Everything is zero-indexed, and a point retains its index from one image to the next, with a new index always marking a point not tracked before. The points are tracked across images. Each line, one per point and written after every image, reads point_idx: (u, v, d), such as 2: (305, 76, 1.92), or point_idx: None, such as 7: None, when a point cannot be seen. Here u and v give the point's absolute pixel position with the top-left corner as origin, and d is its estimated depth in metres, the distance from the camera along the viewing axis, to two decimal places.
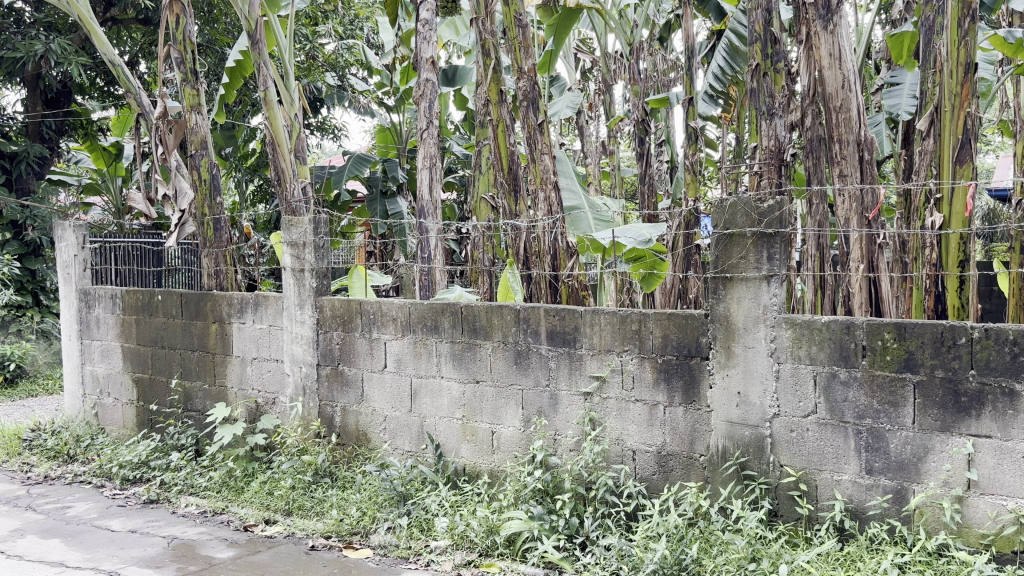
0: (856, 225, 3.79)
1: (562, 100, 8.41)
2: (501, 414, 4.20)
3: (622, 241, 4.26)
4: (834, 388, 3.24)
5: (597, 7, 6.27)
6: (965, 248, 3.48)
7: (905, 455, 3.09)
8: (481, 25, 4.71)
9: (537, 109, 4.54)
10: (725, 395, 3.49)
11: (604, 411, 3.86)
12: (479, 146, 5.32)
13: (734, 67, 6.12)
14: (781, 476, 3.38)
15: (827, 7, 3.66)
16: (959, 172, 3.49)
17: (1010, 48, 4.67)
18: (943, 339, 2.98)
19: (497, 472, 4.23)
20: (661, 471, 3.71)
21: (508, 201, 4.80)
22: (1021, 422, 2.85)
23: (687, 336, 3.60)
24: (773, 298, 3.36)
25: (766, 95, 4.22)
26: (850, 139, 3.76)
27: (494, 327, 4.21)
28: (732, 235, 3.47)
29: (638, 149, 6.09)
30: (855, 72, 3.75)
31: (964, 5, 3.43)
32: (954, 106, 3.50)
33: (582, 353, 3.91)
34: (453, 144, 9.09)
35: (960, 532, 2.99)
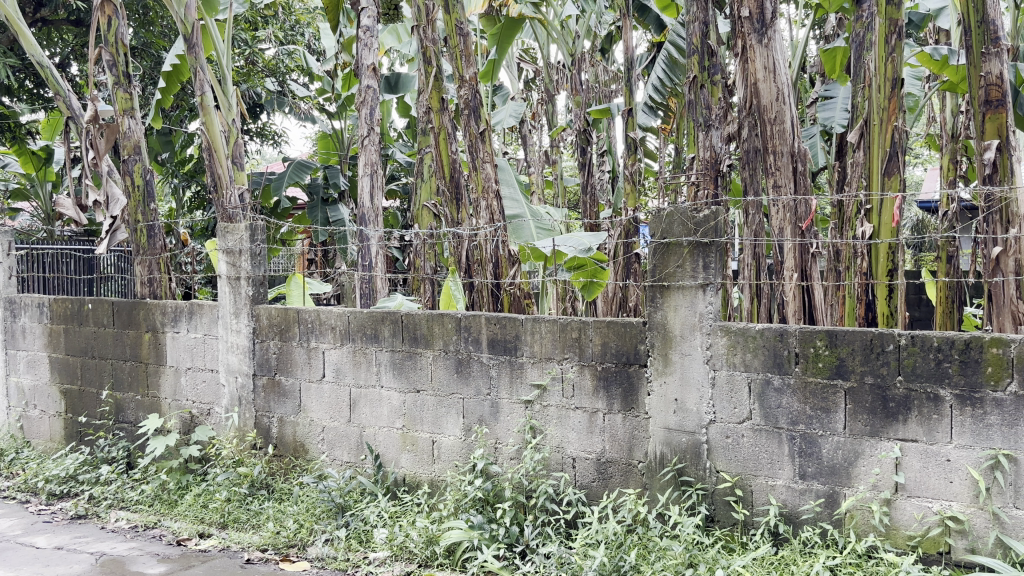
0: (790, 235, 3.87)
1: (505, 110, 8.44)
2: (442, 423, 4.19)
3: (564, 249, 4.30)
4: (767, 394, 3.30)
5: (540, 18, 6.30)
6: (893, 257, 3.58)
7: (837, 459, 3.16)
8: (422, 33, 4.69)
9: (478, 117, 4.54)
10: (662, 402, 3.53)
11: (544, 419, 3.87)
12: (421, 154, 5.28)
13: (673, 79, 6.21)
14: (717, 481, 3.43)
15: (761, 21, 3.74)
16: (888, 184, 3.59)
17: (936, 65, 4.86)
18: (872, 346, 3.06)
19: (437, 482, 4.20)
20: (600, 478, 3.73)
21: (450, 209, 4.80)
22: (946, 426, 2.94)
23: (625, 344, 3.63)
24: (709, 305, 3.41)
25: (703, 107, 4.31)
26: (783, 150, 3.84)
27: (435, 336, 4.19)
28: (669, 244, 3.51)
29: (580, 159, 6.13)
30: (788, 85, 3.84)
31: (891, 22, 3.55)
32: (883, 120, 3.61)
33: (523, 361, 3.91)
34: (396, 151, 9.06)
35: (888, 534, 3.07)
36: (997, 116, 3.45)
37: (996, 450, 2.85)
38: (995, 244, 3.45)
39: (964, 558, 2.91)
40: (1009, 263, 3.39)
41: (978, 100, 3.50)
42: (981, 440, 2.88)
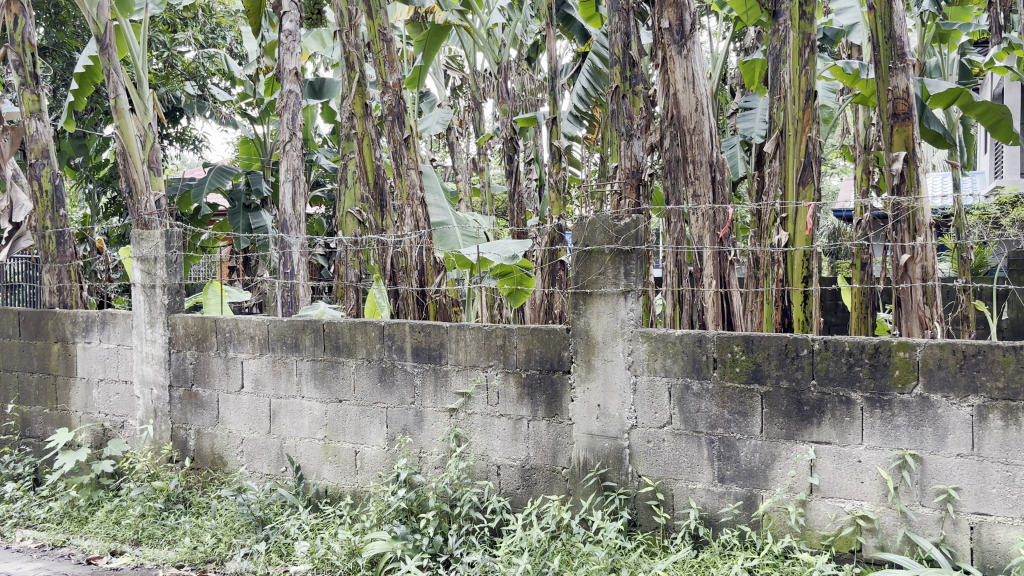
0: (709, 243, 3.95)
1: (432, 116, 8.46)
2: (364, 433, 4.13)
3: (489, 256, 4.25)
4: (687, 399, 3.36)
5: (465, 25, 6.27)
6: (808, 264, 3.71)
7: (754, 462, 3.23)
8: (345, 38, 4.63)
9: (402, 124, 4.49)
10: (585, 408, 3.56)
11: (469, 427, 3.85)
12: (345, 160, 5.21)
13: (597, 89, 6.28)
14: (639, 486, 3.46)
15: (681, 33, 3.82)
16: (802, 193, 3.70)
17: (848, 78, 5.04)
18: (787, 351, 3.14)
19: (360, 493, 4.14)
20: (525, 485, 3.73)
21: (374, 216, 4.74)
22: (857, 427, 3.03)
23: (549, 351, 3.65)
24: (630, 312, 3.46)
25: (625, 117, 4.37)
26: (702, 160, 3.92)
27: (358, 345, 4.13)
28: (591, 252, 3.55)
29: (507, 166, 6.13)
30: (707, 96, 3.91)
31: (804, 36, 3.67)
32: (797, 130, 3.72)
33: (448, 368, 3.89)
34: (320, 157, 8.93)
35: (803, 534, 3.14)
36: (904, 128, 3.57)
37: (904, 450, 2.95)
38: (902, 252, 3.59)
39: (874, 555, 3.00)
40: (916, 269, 3.55)
41: (887, 113, 3.63)
42: (890, 441, 2.98)
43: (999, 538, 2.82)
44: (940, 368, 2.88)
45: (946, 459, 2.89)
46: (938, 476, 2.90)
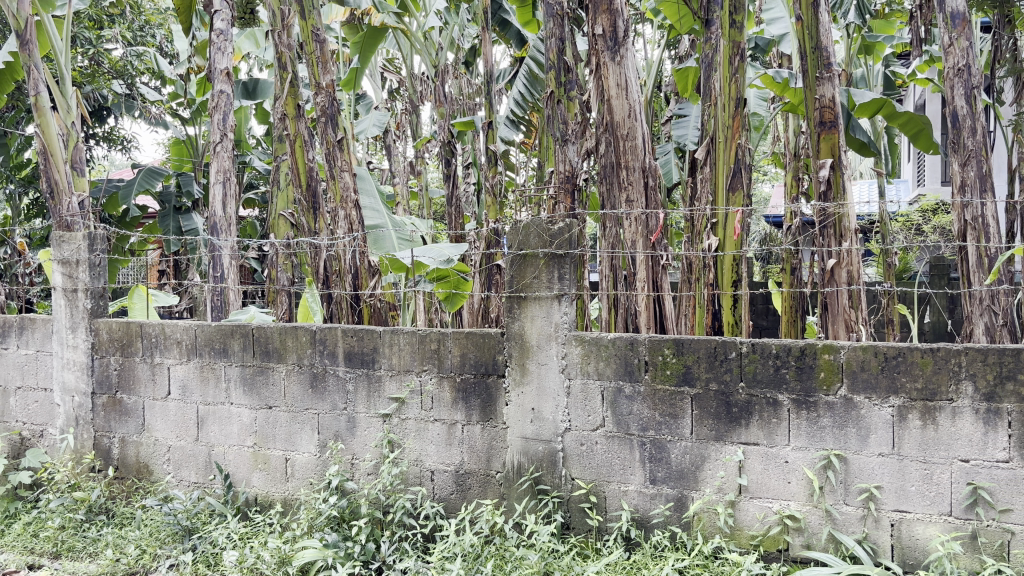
0: (642, 247, 3.98)
1: (368, 119, 8.39)
2: (295, 440, 4.06)
3: (424, 260, 4.20)
4: (619, 402, 3.38)
5: (401, 28, 6.22)
6: (737, 269, 3.77)
7: (685, 463, 3.27)
8: (277, 38, 4.54)
9: (335, 125, 4.43)
10: (520, 411, 3.56)
11: (402, 433, 3.82)
12: (277, 161, 5.13)
13: (534, 94, 6.30)
14: (572, 489, 3.48)
15: (614, 39, 3.87)
16: (732, 199, 3.77)
17: (779, 87, 5.17)
18: (716, 353, 3.19)
19: (291, 500, 4.07)
20: (458, 490, 3.71)
21: (306, 218, 4.65)
22: (783, 429, 3.10)
23: (484, 355, 3.64)
24: (564, 316, 3.47)
25: (560, 122, 4.39)
26: (635, 165, 3.96)
27: (288, 350, 4.07)
28: (525, 255, 3.54)
29: (445, 170, 6.11)
30: (639, 103, 3.96)
31: (734, 45, 3.74)
32: (727, 137, 3.79)
33: (381, 373, 3.85)
34: (254, 159, 8.76)
35: (732, 534, 3.19)
36: (830, 136, 3.68)
37: (828, 450, 3.02)
38: (829, 256, 3.69)
39: (800, 554, 3.06)
40: (843, 274, 3.65)
41: (814, 121, 3.73)
42: (815, 442, 3.05)
43: (918, 534, 2.91)
44: (863, 370, 2.96)
45: (869, 459, 2.97)
46: (861, 475, 2.98)
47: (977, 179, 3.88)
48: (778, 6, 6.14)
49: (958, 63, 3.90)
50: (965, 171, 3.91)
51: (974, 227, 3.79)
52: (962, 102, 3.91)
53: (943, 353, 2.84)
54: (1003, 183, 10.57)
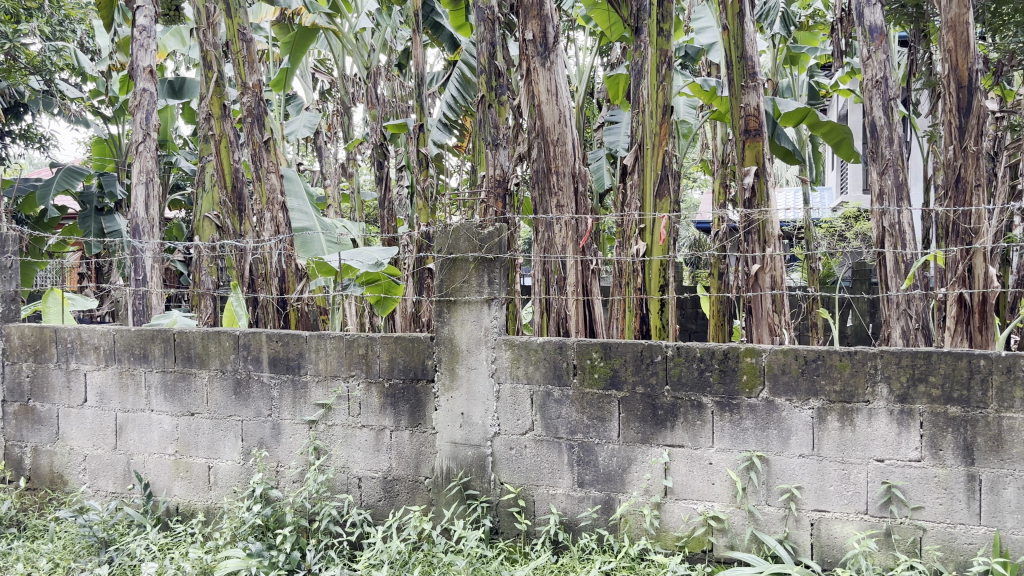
0: (572, 252, 3.99)
1: (299, 119, 8.28)
2: (218, 447, 3.97)
3: (351, 263, 4.12)
4: (548, 405, 3.39)
5: (333, 29, 6.15)
6: (665, 273, 3.82)
7: (612, 466, 3.30)
8: (202, 36, 4.42)
9: (262, 126, 4.35)
10: (449, 416, 3.54)
11: (329, 440, 3.76)
12: (202, 161, 5.01)
13: (466, 97, 6.29)
14: (501, 493, 3.47)
15: (544, 45, 3.88)
16: (659, 205, 3.82)
17: (707, 95, 5.38)
18: (642, 357, 3.23)
19: (213, 509, 3.98)
20: (386, 497, 3.67)
21: (232, 221, 4.57)
22: (708, 431, 3.15)
23: (412, 359, 3.61)
24: (494, 320, 3.47)
25: (491, 126, 4.37)
26: (565, 170, 3.98)
27: (211, 355, 3.97)
28: (455, 260, 3.53)
29: (377, 173, 6.05)
30: (569, 108, 3.99)
31: (661, 53, 3.78)
32: (654, 144, 3.83)
33: (307, 379, 3.79)
34: (180, 159, 8.54)
35: (658, 536, 3.23)
36: (755, 144, 3.75)
37: (751, 452, 3.08)
38: (753, 262, 3.77)
39: (724, 554, 3.12)
40: (766, 279, 3.72)
41: (739, 129, 3.81)
42: (738, 443, 3.11)
43: (836, 532, 2.99)
44: (784, 373, 3.03)
45: (790, 460, 3.04)
46: (782, 476, 3.05)
47: (894, 187, 4.00)
48: (706, 16, 6.29)
49: (876, 75, 4.05)
50: (883, 179, 4.01)
51: (892, 234, 3.93)
52: (880, 113, 4.04)
53: (860, 356, 2.92)
54: (919, 192, 10.98)
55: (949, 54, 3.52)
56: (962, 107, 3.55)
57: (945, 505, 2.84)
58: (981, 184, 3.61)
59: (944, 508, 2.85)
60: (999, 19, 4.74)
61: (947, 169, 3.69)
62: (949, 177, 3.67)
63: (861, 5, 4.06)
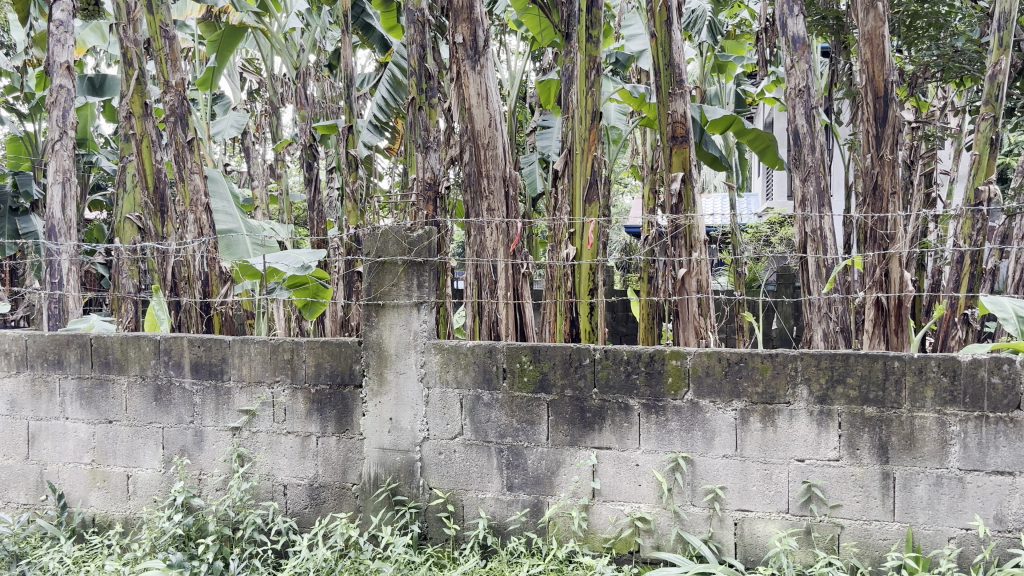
0: (503, 255, 3.97)
1: (226, 119, 8.10)
2: (137, 456, 3.85)
3: (278, 266, 4.04)
4: (477, 409, 3.39)
5: (261, 28, 6.05)
6: (594, 277, 3.85)
7: (541, 469, 3.31)
8: (122, 32, 4.29)
9: (186, 126, 4.24)
10: (377, 422, 3.50)
11: (253, 446, 3.69)
12: (123, 161, 4.86)
13: (397, 100, 6.24)
14: (430, 498, 3.45)
15: (474, 48, 3.88)
16: (588, 210, 3.85)
17: (636, 102, 5.46)
18: (571, 360, 3.25)
19: (132, 520, 3.87)
20: (312, 504, 3.62)
21: (154, 223, 4.45)
22: (634, 433, 3.18)
23: (339, 365, 3.56)
24: (423, 324, 3.45)
25: (422, 129, 4.35)
26: (496, 174, 3.97)
27: (130, 361, 3.86)
28: (384, 263, 3.49)
29: (306, 174, 5.95)
30: (499, 112, 3.98)
31: (590, 59, 3.81)
32: (583, 150, 3.86)
33: (230, 386, 3.71)
34: (100, 159, 8.28)
35: (586, 538, 3.26)
36: (682, 150, 3.81)
37: (676, 453, 3.13)
38: (679, 267, 3.80)
39: (650, 555, 3.16)
40: (692, 283, 3.77)
41: (666, 136, 3.87)
42: (664, 444, 3.15)
43: (759, 531, 3.05)
44: (708, 375, 3.08)
45: (713, 460, 3.09)
46: (707, 476, 3.11)
47: (815, 194, 4.10)
48: (636, 23, 6.38)
49: (800, 85, 4.13)
50: (806, 186, 4.12)
51: (813, 240, 4.02)
52: (803, 121, 4.13)
53: (781, 359, 2.99)
54: (840, 199, 11.34)
55: (867, 66, 3.63)
56: (878, 117, 3.66)
57: (862, 503, 2.93)
58: (896, 192, 3.69)
59: (861, 506, 2.94)
60: (913, 33, 4.91)
61: (865, 176, 3.80)
62: (868, 184, 3.78)
63: (784, 16, 4.17)
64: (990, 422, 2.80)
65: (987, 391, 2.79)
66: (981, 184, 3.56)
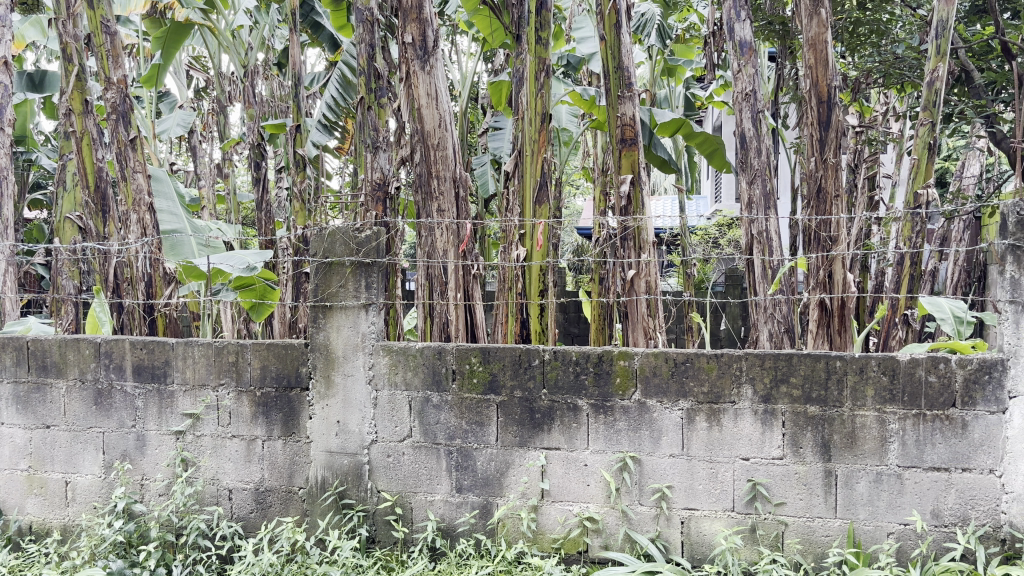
0: (453, 256, 3.95)
1: (171, 118, 7.95)
2: (77, 461, 3.76)
3: (223, 267, 3.97)
4: (426, 411, 3.37)
5: (208, 24, 5.97)
6: (544, 278, 3.87)
7: (490, 471, 3.31)
8: (62, 27, 4.18)
9: (128, 123, 4.15)
10: (324, 425, 3.46)
11: (197, 450, 3.63)
12: (63, 159, 4.73)
13: (347, 99, 6.19)
14: (378, 501, 3.43)
15: (423, 49, 3.85)
16: (539, 211, 3.86)
17: (586, 104, 5.48)
18: (521, 361, 3.25)
19: (71, 527, 3.77)
20: (259, 509, 3.57)
21: (94, 222, 4.35)
22: (583, 433, 3.20)
23: (286, 367, 3.51)
24: (371, 325, 3.42)
25: (371, 129, 4.31)
26: (446, 175, 3.95)
27: (69, 364, 3.76)
28: (331, 264, 3.46)
29: (254, 174, 5.86)
30: (449, 113, 3.96)
31: (540, 61, 3.82)
32: (533, 151, 3.87)
33: (173, 389, 3.64)
34: (40, 156, 8.06)
35: (535, 539, 3.27)
36: (631, 153, 3.83)
37: (624, 453, 3.15)
38: (628, 268, 3.83)
39: (598, 554, 3.18)
40: (641, 284, 3.80)
41: (616, 138, 3.89)
42: (612, 444, 3.17)
43: (705, 529, 3.09)
44: (655, 375, 3.11)
45: (660, 460, 3.12)
46: (654, 476, 3.14)
47: (761, 197, 4.16)
48: (587, 26, 6.42)
49: (747, 88, 4.19)
50: (752, 188, 4.18)
51: (759, 241, 4.08)
52: (749, 124, 4.19)
53: (726, 359, 3.03)
54: (786, 201, 11.56)
55: (810, 70, 3.70)
56: (822, 121, 3.73)
57: (805, 500, 2.99)
58: (839, 194, 3.80)
59: (804, 503, 2.99)
60: (855, 39, 5.01)
61: (809, 179, 3.87)
62: (812, 187, 3.86)
63: (731, 21, 4.22)
64: (928, 419, 2.87)
65: (924, 389, 2.86)
66: (920, 188, 3.65)
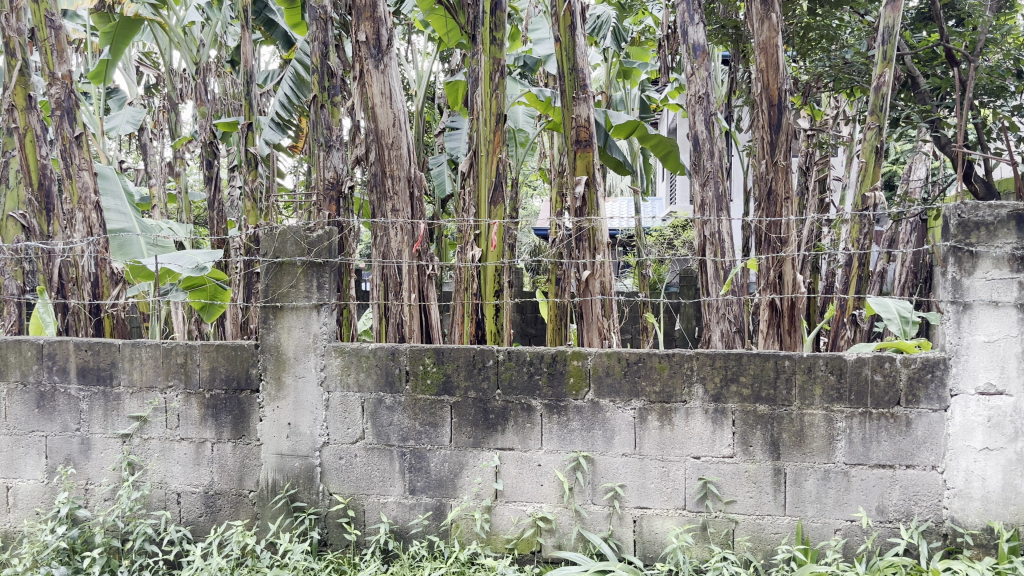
0: (408, 257, 3.93)
1: (121, 115, 7.78)
2: (19, 466, 3.68)
3: (171, 267, 3.90)
4: (379, 413, 3.34)
5: (159, 20, 5.86)
6: (499, 278, 3.86)
7: (443, 472, 3.30)
8: (4, 21, 4.07)
9: (73, 120, 4.04)
10: (275, 427, 3.42)
11: (145, 454, 3.56)
12: (6, 156, 4.61)
13: (300, 97, 6.14)
14: (330, 504, 3.40)
15: (377, 47, 3.83)
16: (493, 212, 3.85)
17: (541, 105, 5.48)
18: (475, 362, 3.25)
19: (12, 533, 3.68)
20: (208, 512, 3.51)
21: (38, 221, 4.24)
22: (537, 433, 3.20)
23: (236, 368, 3.46)
24: (323, 326, 3.38)
25: (324, 128, 4.26)
26: (400, 175, 3.92)
27: (11, 366, 3.67)
28: (282, 264, 3.42)
29: (205, 173, 5.77)
30: (404, 112, 3.93)
31: (495, 61, 3.81)
32: (488, 151, 3.86)
33: (120, 391, 3.56)
34: None
35: (488, 539, 3.26)
36: (586, 154, 3.85)
37: (577, 452, 3.16)
38: (583, 268, 3.84)
39: (551, 554, 3.19)
40: (596, 285, 3.81)
41: (571, 139, 3.90)
42: (566, 444, 3.18)
43: (657, 528, 3.12)
44: (609, 375, 3.13)
45: (613, 459, 3.14)
46: (606, 475, 3.15)
47: (714, 199, 4.21)
48: (543, 27, 6.45)
49: (699, 92, 4.23)
50: (705, 190, 4.22)
51: (712, 243, 4.12)
52: (702, 127, 4.22)
53: (678, 358, 3.06)
54: (739, 203, 11.72)
55: (762, 73, 3.74)
56: (773, 124, 3.79)
57: (755, 498, 3.03)
58: (789, 196, 3.84)
59: (754, 501, 3.03)
60: (807, 44, 5.15)
61: (759, 181, 3.90)
62: (762, 190, 3.88)
63: (685, 24, 4.25)
64: (874, 418, 2.92)
65: (870, 388, 2.92)
66: (868, 190, 3.74)
